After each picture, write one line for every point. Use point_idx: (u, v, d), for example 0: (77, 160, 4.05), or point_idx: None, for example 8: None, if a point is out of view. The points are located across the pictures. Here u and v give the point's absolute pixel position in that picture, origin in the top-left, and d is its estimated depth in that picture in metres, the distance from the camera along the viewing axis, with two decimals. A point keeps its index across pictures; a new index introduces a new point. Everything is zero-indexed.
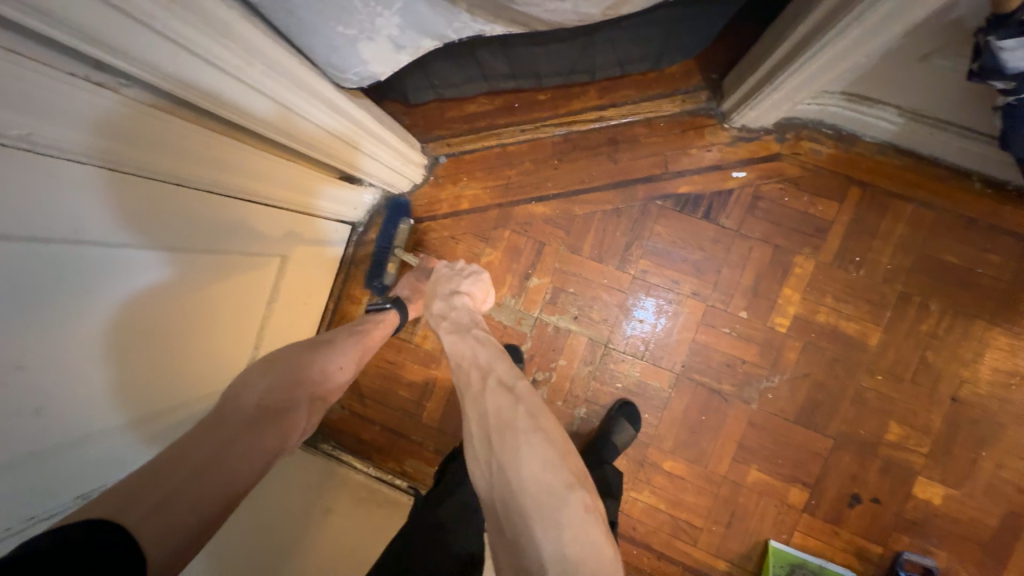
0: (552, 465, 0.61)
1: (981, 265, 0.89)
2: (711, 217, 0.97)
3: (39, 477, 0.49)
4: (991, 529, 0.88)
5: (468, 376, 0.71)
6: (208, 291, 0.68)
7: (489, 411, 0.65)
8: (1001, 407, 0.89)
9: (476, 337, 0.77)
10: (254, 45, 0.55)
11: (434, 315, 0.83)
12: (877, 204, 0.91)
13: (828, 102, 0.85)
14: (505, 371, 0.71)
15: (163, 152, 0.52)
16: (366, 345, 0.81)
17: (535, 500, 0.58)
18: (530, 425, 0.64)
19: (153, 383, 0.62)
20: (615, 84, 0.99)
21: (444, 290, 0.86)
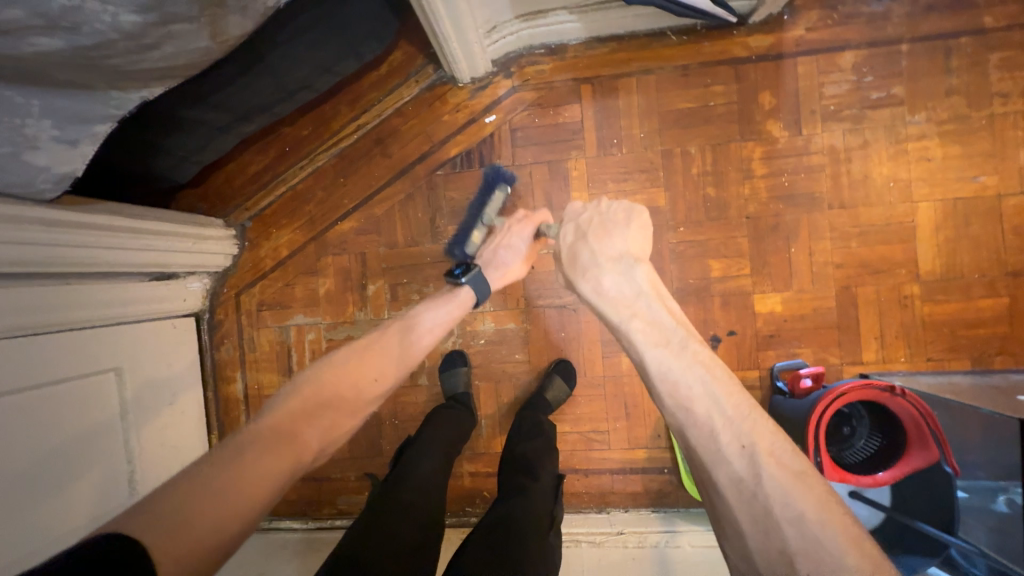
0: (833, 515, 0.52)
1: (711, 99, 0.99)
2: (487, 163, 1.06)
3: None
4: (831, 309, 0.96)
5: (699, 416, 0.60)
6: (64, 423, 0.79)
7: (756, 480, 0.54)
8: (785, 205, 0.97)
9: (682, 346, 0.66)
10: (26, 215, 0.71)
11: (614, 304, 0.72)
12: (608, 89, 1.02)
13: (513, 29, 0.96)
14: (748, 417, 0.59)
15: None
16: (410, 339, 0.78)
17: (824, 543, 0.49)
18: (810, 488, 0.53)
19: (63, 499, 0.77)
20: (357, 94, 1.08)
21: (607, 253, 0.74)
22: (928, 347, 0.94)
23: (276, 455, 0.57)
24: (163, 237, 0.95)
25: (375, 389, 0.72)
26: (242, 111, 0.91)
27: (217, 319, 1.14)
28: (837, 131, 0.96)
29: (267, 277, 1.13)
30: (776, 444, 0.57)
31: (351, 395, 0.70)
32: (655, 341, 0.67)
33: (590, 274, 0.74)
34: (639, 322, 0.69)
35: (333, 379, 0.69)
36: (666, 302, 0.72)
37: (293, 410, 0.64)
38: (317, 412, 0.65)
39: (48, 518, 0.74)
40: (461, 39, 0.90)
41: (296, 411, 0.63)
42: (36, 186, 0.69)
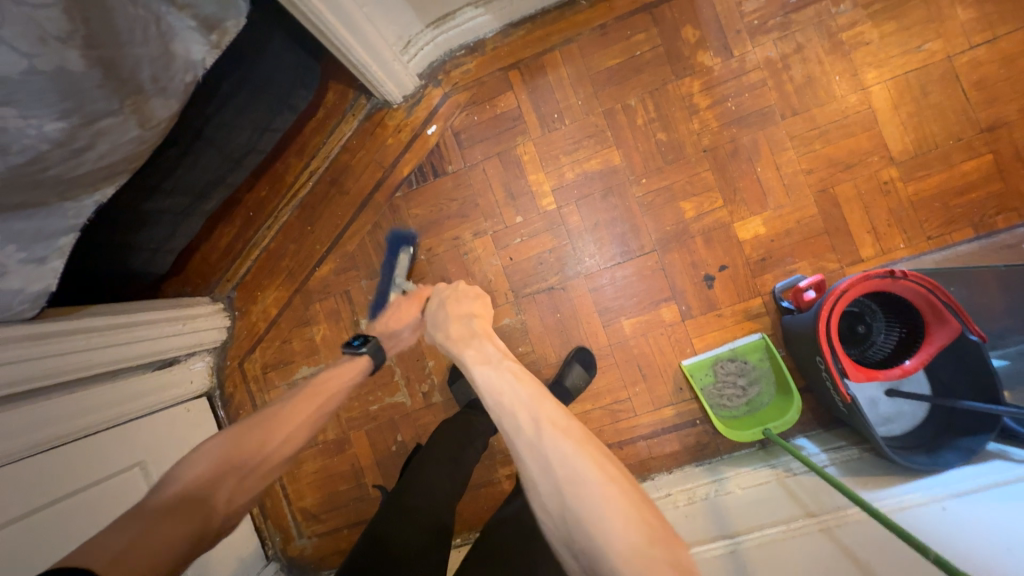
0: (597, 457, 0.47)
1: (636, 49, 0.99)
2: (440, 173, 1.07)
3: None
4: (814, 216, 0.94)
5: (505, 405, 0.52)
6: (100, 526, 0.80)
7: (536, 441, 0.48)
8: (738, 129, 0.96)
9: (500, 363, 0.59)
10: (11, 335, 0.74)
11: (453, 341, 0.68)
12: (535, 69, 1.03)
13: (427, 38, 0.98)
14: (540, 393, 0.53)
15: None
16: (319, 406, 0.68)
17: (578, 474, 0.45)
18: (584, 439, 0.48)
19: None
20: (302, 143, 1.11)
21: (455, 313, 0.74)
22: (925, 225, 0.91)
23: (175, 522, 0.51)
24: (151, 325, 0.97)
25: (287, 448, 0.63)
26: (197, 190, 0.94)
27: (229, 393, 1.16)
28: (769, 42, 0.95)
29: (265, 340, 1.15)
30: (558, 411, 0.51)
31: (265, 452, 0.60)
32: (478, 360, 0.60)
33: (438, 322, 0.73)
34: (470, 350, 0.63)
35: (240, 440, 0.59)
36: (492, 340, 0.66)
37: (202, 472, 0.56)
38: (229, 478, 0.57)
39: None
40: (378, 61, 0.92)
41: (208, 471, 0.56)
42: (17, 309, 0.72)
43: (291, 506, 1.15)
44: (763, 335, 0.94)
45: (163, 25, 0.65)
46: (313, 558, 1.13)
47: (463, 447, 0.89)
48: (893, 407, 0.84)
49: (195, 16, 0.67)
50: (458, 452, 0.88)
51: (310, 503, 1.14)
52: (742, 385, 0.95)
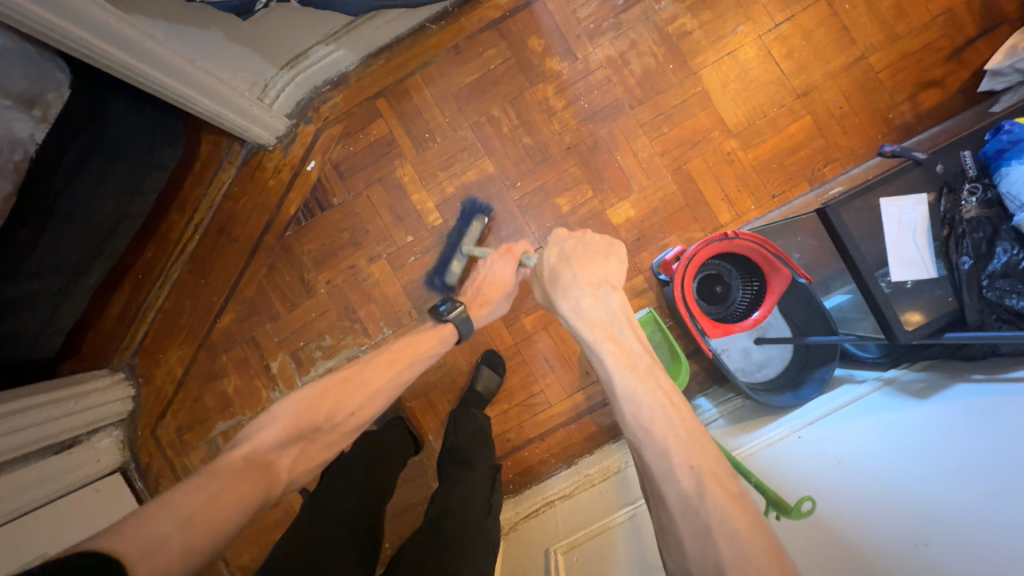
0: (772, 543, 0.42)
1: (490, 63, 1.05)
2: (327, 206, 1.09)
3: None
4: (674, 192, 1.02)
5: (654, 432, 0.51)
6: None
7: (696, 495, 0.45)
8: (594, 124, 1.04)
9: (649, 373, 0.57)
10: None
11: (590, 326, 0.64)
12: (400, 95, 1.07)
13: (284, 79, 1.00)
14: (701, 439, 0.50)
15: None
16: (398, 369, 0.73)
17: (745, 549, 0.41)
18: (750, 515, 0.44)
19: None
20: (182, 198, 1.10)
21: (589, 282, 0.68)
22: (767, 186, 1.01)
23: (248, 481, 0.52)
24: (38, 408, 0.93)
25: (354, 420, 0.66)
26: (72, 265, 0.91)
27: (145, 463, 1.12)
28: (606, 43, 1.03)
29: (173, 402, 1.12)
30: (720, 465, 0.48)
31: (332, 420, 0.63)
32: (623, 364, 0.58)
33: (569, 292, 0.67)
34: (607, 341, 0.61)
35: (309, 405, 0.62)
36: (640, 337, 0.63)
37: (275, 437, 0.58)
38: (290, 449, 0.58)
39: None
40: (237, 109, 0.93)
41: (268, 442, 0.57)
42: None
43: (229, 569, 1.10)
44: (650, 309, 1.01)
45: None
46: None
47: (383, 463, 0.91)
48: (764, 353, 0.92)
49: (8, 94, 0.67)
50: (379, 473, 0.88)
51: (248, 558, 1.10)
52: None
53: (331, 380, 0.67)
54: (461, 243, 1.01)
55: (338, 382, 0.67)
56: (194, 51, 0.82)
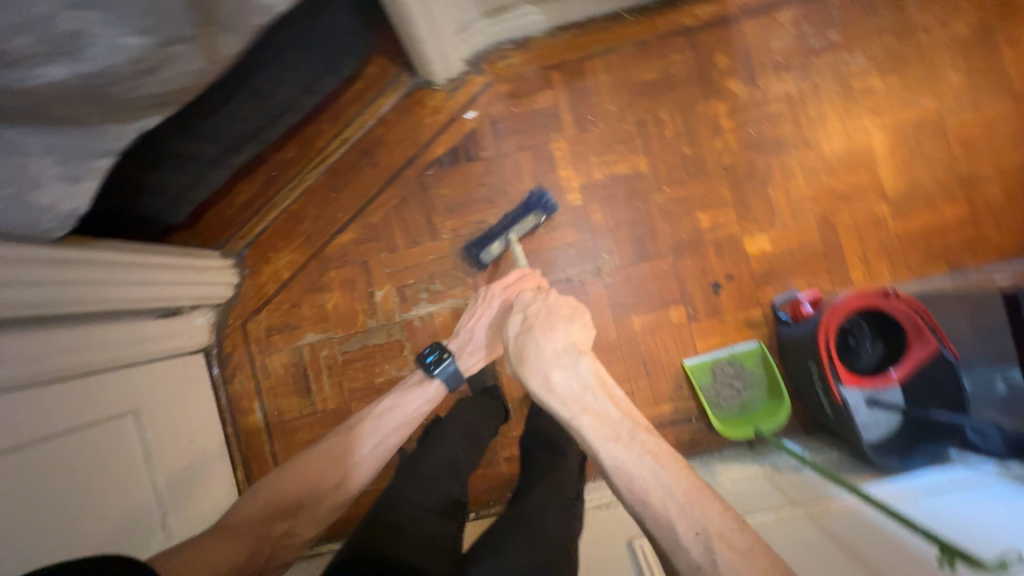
0: None
1: (671, 67, 1.07)
2: (473, 157, 1.10)
3: None
4: (815, 239, 1.04)
5: (654, 507, 0.61)
6: (100, 466, 0.77)
7: (711, 566, 0.55)
8: (755, 152, 1.05)
9: (632, 437, 0.67)
10: (49, 254, 0.72)
11: (565, 399, 0.71)
12: (576, 72, 1.08)
13: (481, 27, 1.02)
14: (698, 499, 0.61)
15: (25, 360, 0.68)
16: (386, 434, 0.84)
17: None
18: (754, 562, 0.55)
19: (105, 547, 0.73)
20: (337, 110, 1.11)
21: (552, 351, 0.75)
22: (907, 259, 1.02)
23: (224, 550, 0.71)
24: (166, 269, 0.95)
25: (358, 473, 0.82)
26: (232, 140, 0.92)
27: (227, 352, 1.12)
28: (789, 80, 1.05)
29: (272, 302, 1.13)
30: (726, 525, 0.59)
31: (325, 485, 0.81)
32: (608, 436, 0.67)
33: (538, 368, 0.73)
34: (589, 417, 0.69)
35: (297, 488, 0.80)
36: (613, 391, 0.72)
37: (261, 513, 0.77)
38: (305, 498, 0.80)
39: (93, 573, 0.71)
40: (438, 42, 0.95)
41: (269, 504, 0.78)
42: (62, 221, 0.69)
43: None
44: (760, 342, 1.02)
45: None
46: None
47: (465, 425, 0.92)
48: (872, 416, 0.86)
49: None
50: (467, 439, 0.91)
51: None
52: (738, 388, 1.02)
53: (271, 488, 0.80)
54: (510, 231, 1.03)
55: (300, 486, 0.80)
56: None
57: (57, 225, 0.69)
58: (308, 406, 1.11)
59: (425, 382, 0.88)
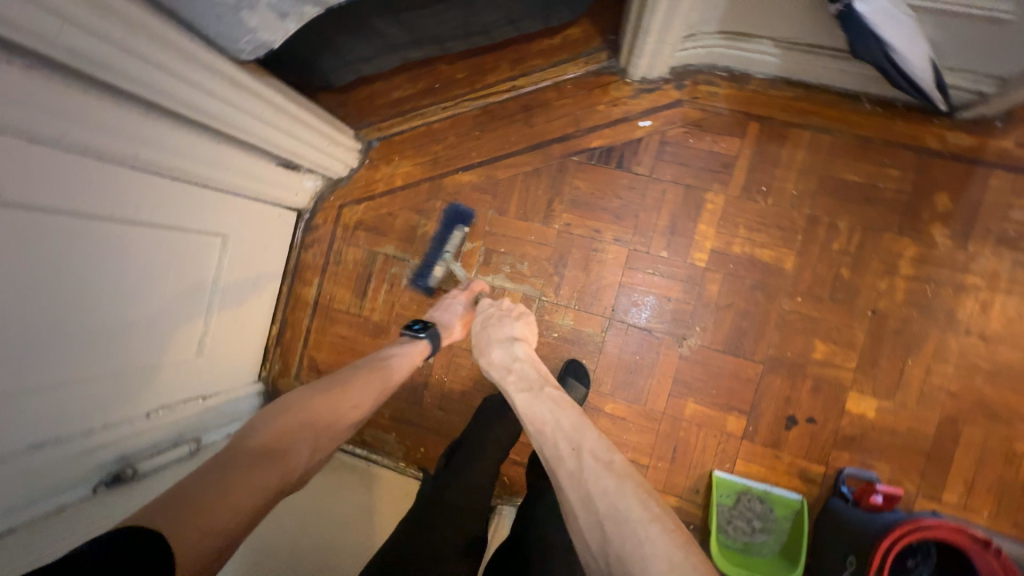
0: (638, 493, 0.57)
1: (881, 181, 0.93)
2: (624, 166, 1.03)
3: (39, 460, 0.67)
4: (927, 435, 0.90)
5: (545, 435, 0.66)
6: (169, 266, 0.83)
7: (578, 469, 0.60)
8: (919, 315, 0.91)
9: (541, 390, 0.73)
10: (226, 72, 0.75)
11: (496, 367, 0.80)
12: (776, 135, 0.96)
13: (710, 42, 0.92)
14: (580, 428, 0.66)
15: (160, 149, 0.73)
16: (379, 377, 0.79)
17: (623, 503, 0.56)
18: (624, 475, 0.59)
19: (138, 334, 0.80)
20: (523, 55, 1.06)
21: (498, 335, 0.84)
22: (1015, 511, 0.88)
23: (261, 467, 0.59)
24: (308, 129, 0.97)
25: (354, 414, 0.74)
26: (421, 35, 0.91)
27: (315, 223, 1.16)
28: (1006, 260, 0.89)
29: (372, 201, 1.13)
30: (595, 443, 0.63)
31: (332, 420, 0.71)
32: (522, 388, 0.74)
33: (484, 345, 0.83)
34: (512, 376, 0.77)
35: (299, 420, 0.67)
36: (536, 360, 0.81)
37: (278, 432, 0.64)
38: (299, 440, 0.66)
39: (123, 351, 0.78)
40: (664, 39, 0.87)
41: (282, 429, 0.65)
42: (246, 44, 0.72)
43: (305, 351, 1.16)
44: (804, 499, 0.92)
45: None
46: None
47: (495, 450, 0.87)
48: None
49: None
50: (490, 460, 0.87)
51: (321, 357, 1.15)
52: (754, 527, 0.94)
53: (287, 420, 0.66)
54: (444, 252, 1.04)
55: (278, 436, 0.64)
56: None
57: (245, 44, 0.72)
58: (357, 307, 1.14)
59: (406, 343, 0.87)
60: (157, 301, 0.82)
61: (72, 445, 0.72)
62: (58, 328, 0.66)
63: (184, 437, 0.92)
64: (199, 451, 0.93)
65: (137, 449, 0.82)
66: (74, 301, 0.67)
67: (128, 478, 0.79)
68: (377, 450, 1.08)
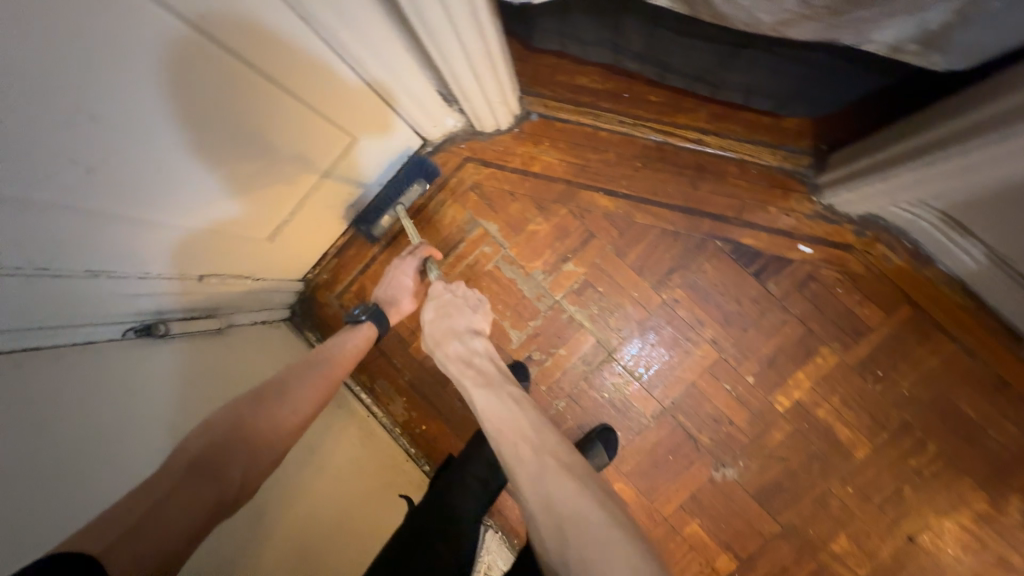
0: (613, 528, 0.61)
1: (991, 428, 0.89)
2: (761, 277, 0.96)
3: (83, 291, 0.61)
4: None
5: (512, 456, 0.70)
6: (286, 140, 0.73)
7: (538, 477, 0.67)
8: (948, 564, 0.89)
9: (502, 387, 0.80)
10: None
11: (454, 360, 0.84)
12: (922, 331, 0.91)
13: (923, 215, 0.83)
14: (542, 430, 0.73)
15: (344, 20, 0.62)
16: (325, 374, 0.80)
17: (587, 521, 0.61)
18: (614, 521, 0.62)
19: (226, 197, 0.71)
20: (727, 115, 0.97)
21: (447, 326, 0.86)
22: None
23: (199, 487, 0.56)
24: (493, 78, 0.85)
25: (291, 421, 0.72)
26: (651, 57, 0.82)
27: (433, 161, 1.07)
28: None
29: (499, 171, 1.05)
30: (563, 480, 0.66)
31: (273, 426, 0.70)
32: (483, 383, 0.80)
33: (439, 343, 0.85)
34: (467, 375, 0.81)
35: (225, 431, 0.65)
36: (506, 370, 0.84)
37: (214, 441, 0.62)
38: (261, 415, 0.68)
39: (207, 209, 0.70)
40: (888, 192, 0.79)
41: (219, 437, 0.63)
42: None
43: (359, 275, 1.10)
44: None
45: (963, 9, 0.48)
46: (326, 317, 1.11)
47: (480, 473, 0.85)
48: None
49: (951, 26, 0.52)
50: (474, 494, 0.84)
51: (374, 291, 1.09)
52: None
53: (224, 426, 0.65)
54: (398, 203, 1.01)
55: (245, 432, 0.66)
56: (993, 180, 0.66)
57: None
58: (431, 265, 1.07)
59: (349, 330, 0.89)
60: (261, 171, 0.74)
61: (121, 286, 0.66)
62: (157, 164, 0.57)
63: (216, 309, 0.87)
64: (224, 329, 0.88)
65: (174, 306, 0.77)
66: (172, 135, 0.56)
67: (158, 335, 0.74)
68: (383, 407, 1.07)
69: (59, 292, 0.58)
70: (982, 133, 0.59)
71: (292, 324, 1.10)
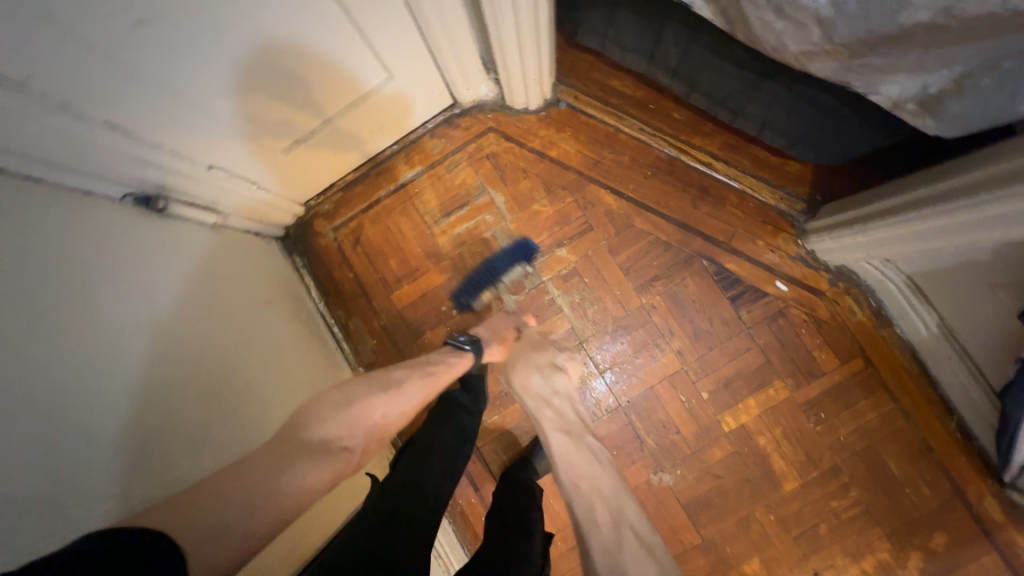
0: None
1: (909, 488, 0.95)
2: (735, 303, 1.02)
3: (95, 140, 0.62)
4: None
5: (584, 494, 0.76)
6: (323, 50, 0.74)
7: (614, 527, 0.72)
8: None
9: (580, 436, 0.84)
10: None
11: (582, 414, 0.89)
12: (868, 384, 0.97)
13: (892, 276, 0.91)
14: (620, 495, 0.78)
15: None
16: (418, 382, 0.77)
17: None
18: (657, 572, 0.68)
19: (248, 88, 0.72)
20: (739, 146, 1.03)
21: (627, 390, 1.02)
22: None
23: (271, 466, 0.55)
24: (536, 53, 0.89)
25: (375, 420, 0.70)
26: (682, 73, 0.87)
27: (457, 122, 1.10)
28: None
29: (518, 147, 1.09)
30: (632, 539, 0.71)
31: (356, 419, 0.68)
32: (569, 433, 0.83)
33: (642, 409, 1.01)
34: (552, 411, 0.85)
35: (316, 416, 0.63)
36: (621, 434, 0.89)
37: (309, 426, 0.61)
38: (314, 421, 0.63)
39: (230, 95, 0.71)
40: (865, 246, 0.85)
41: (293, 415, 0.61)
42: None
43: (360, 214, 1.12)
44: None
45: (959, 79, 0.55)
46: (318, 246, 1.12)
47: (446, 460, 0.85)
48: None
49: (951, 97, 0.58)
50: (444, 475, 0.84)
51: (370, 232, 1.11)
52: None
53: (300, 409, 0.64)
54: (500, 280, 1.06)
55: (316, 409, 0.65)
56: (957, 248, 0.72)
57: None
58: (431, 221, 1.10)
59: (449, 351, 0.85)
60: (292, 75, 0.76)
61: (132, 147, 0.67)
62: (191, 27, 0.58)
63: (216, 205, 0.87)
64: (219, 226, 0.89)
65: (179, 187, 0.78)
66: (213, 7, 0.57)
67: (156, 210, 0.75)
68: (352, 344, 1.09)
69: (72, 132, 0.59)
70: (954, 199, 0.65)
71: (283, 245, 1.11)
